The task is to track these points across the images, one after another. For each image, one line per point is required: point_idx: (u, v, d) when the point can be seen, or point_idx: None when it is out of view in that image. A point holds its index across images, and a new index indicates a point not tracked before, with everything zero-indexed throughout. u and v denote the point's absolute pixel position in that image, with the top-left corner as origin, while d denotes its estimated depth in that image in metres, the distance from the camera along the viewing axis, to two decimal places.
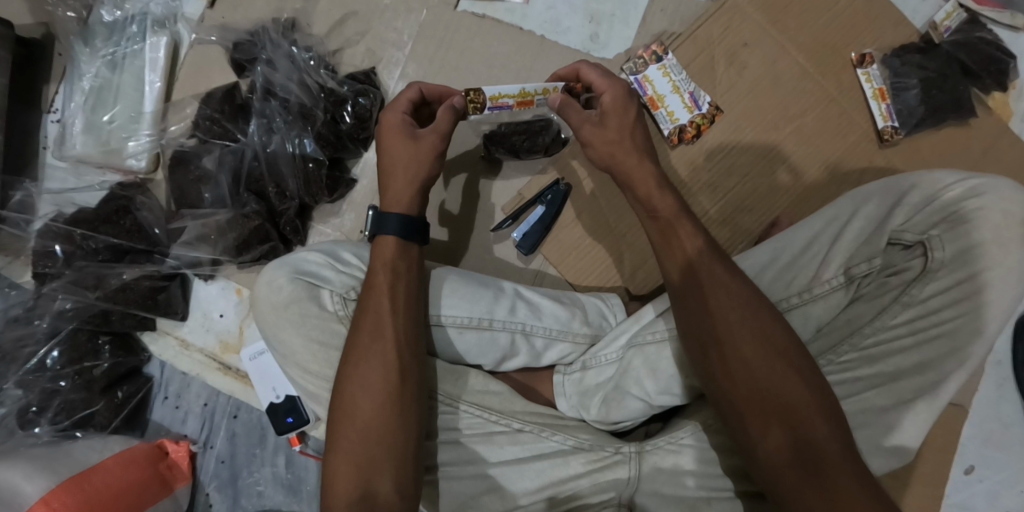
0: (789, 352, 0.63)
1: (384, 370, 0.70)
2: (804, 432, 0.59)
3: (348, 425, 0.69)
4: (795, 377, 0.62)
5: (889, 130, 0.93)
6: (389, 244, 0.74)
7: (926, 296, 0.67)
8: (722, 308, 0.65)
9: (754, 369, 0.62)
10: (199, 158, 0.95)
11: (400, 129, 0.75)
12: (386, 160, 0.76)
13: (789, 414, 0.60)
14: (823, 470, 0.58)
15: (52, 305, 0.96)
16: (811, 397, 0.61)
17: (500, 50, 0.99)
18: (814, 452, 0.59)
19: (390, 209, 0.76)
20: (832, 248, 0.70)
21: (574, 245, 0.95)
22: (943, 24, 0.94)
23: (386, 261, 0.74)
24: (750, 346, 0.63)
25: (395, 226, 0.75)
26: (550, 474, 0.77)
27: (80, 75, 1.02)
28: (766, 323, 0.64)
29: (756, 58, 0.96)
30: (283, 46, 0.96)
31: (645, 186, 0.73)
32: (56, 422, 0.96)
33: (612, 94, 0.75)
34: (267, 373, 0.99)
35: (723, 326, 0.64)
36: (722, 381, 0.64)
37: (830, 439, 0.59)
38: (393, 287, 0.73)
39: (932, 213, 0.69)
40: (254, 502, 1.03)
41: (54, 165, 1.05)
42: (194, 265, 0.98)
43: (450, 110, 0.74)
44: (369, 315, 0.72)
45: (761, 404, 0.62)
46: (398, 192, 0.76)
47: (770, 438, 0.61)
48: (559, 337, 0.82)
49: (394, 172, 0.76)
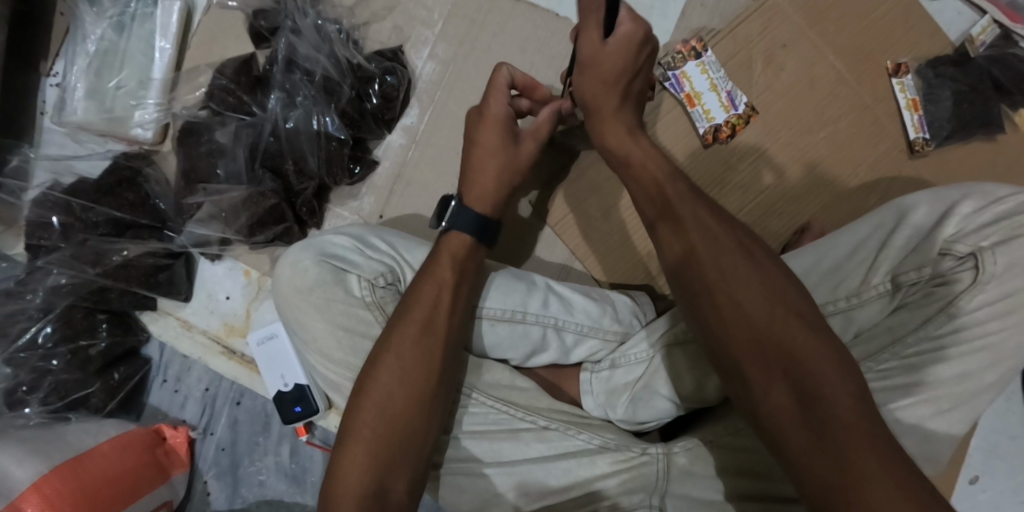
0: (818, 331, 0.56)
1: (422, 378, 0.66)
2: (833, 415, 0.52)
3: (377, 437, 0.64)
4: (804, 331, 0.56)
5: (920, 141, 0.92)
6: (461, 239, 0.71)
7: (974, 308, 0.65)
8: (711, 250, 0.62)
9: (771, 318, 0.57)
10: (212, 131, 0.90)
11: (501, 122, 0.74)
12: (476, 151, 0.74)
13: (817, 396, 0.53)
14: (832, 429, 0.51)
15: (46, 279, 0.90)
16: (847, 381, 0.53)
17: (534, 35, 0.95)
18: (822, 401, 0.52)
19: (472, 206, 0.72)
20: (879, 254, 0.69)
21: (603, 240, 0.92)
22: (979, 38, 0.94)
23: (453, 257, 0.70)
24: (754, 287, 0.59)
25: (471, 226, 0.71)
26: (577, 473, 0.75)
27: (83, 37, 0.96)
28: (765, 274, 0.59)
29: (795, 60, 0.94)
30: (309, 16, 0.91)
31: (604, 112, 0.73)
32: (47, 403, 0.91)
33: (631, 26, 0.70)
34: (275, 360, 0.92)
35: (726, 268, 0.60)
36: (739, 365, 0.57)
37: (864, 427, 0.51)
38: (443, 287, 0.69)
39: (985, 223, 0.67)
40: (255, 492, 0.99)
41: (53, 129, 1.00)
42: (201, 243, 0.94)
43: (554, 114, 0.76)
44: (414, 321, 0.68)
45: (784, 386, 0.54)
46: (486, 191, 0.73)
47: (773, 395, 0.55)
48: (590, 333, 0.80)
49: (484, 168, 0.73)
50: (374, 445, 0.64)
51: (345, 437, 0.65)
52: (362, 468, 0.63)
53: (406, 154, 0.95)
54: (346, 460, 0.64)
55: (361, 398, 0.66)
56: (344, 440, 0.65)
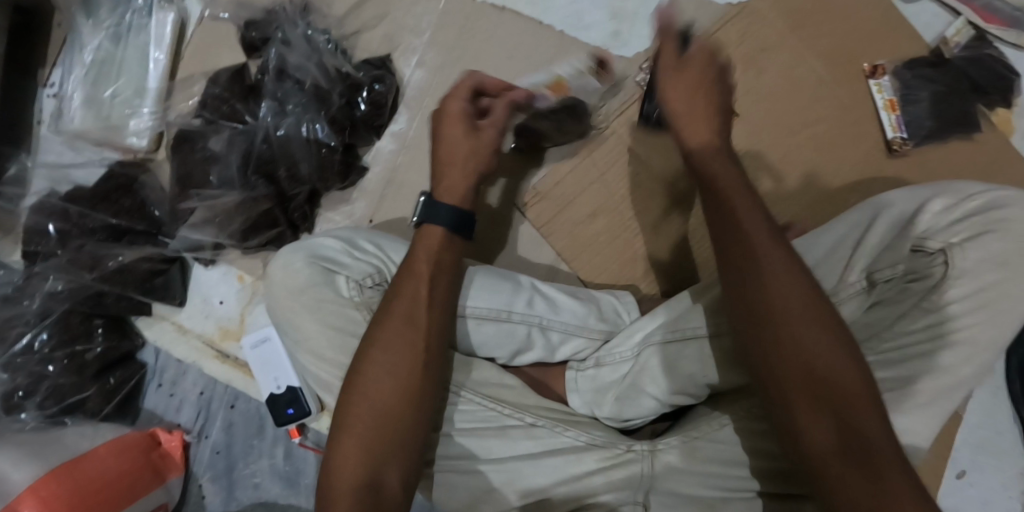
0: (858, 364, 0.57)
1: (409, 372, 0.68)
2: (874, 452, 0.53)
3: (367, 431, 0.66)
4: (850, 365, 0.57)
5: (898, 140, 0.94)
6: (435, 234, 0.72)
7: (948, 303, 0.67)
8: (777, 275, 0.60)
9: (824, 352, 0.57)
10: (206, 138, 0.92)
11: (461, 118, 0.74)
12: (442, 150, 0.74)
13: (859, 433, 0.54)
14: (872, 465, 0.53)
15: (43, 285, 0.92)
16: (882, 420, 0.55)
17: (520, 41, 0.97)
18: (864, 438, 0.54)
19: (445, 200, 0.73)
20: (855, 251, 0.70)
21: (589, 241, 0.95)
22: (953, 39, 0.97)
23: (431, 253, 0.71)
24: (811, 318, 0.58)
25: (446, 220, 0.72)
26: (564, 470, 0.75)
27: (82, 47, 0.99)
28: (820, 303, 0.59)
29: (775, 64, 0.96)
30: (300, 26, 0.94)
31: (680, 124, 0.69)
32: (44, 408, 0.92)
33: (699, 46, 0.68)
34: (268, 363, 0.94)
35: (785, 297, 0.60)
36: (781, 392, 0.58)
37: (899, 462, 0.54)
38: (422, 282, 0.70)
39: (954, 221, 0.69)
40: (250, 494, 1.00)
41: (50, 138, 1.01)
42: (195, 247, 0.96)
43: (510, 104, 0.76)
44: (396, 316, 0.69)
45: (827, 418, 0.56)
46: (455, 184, 0.73)
47: (819, 428, 0.56)
48: (576, 332, 0.82)
49: (452, 164, 0.73)
50: (365, 439, 0.66)
51: (338, 434, 0.67)
52: (355, 465, 0.64)
53: (396, 159, 0.97)
54: (340, 455, 0.65)
55: (352, 395, 0.68)
56: (338, 436, 0.67)
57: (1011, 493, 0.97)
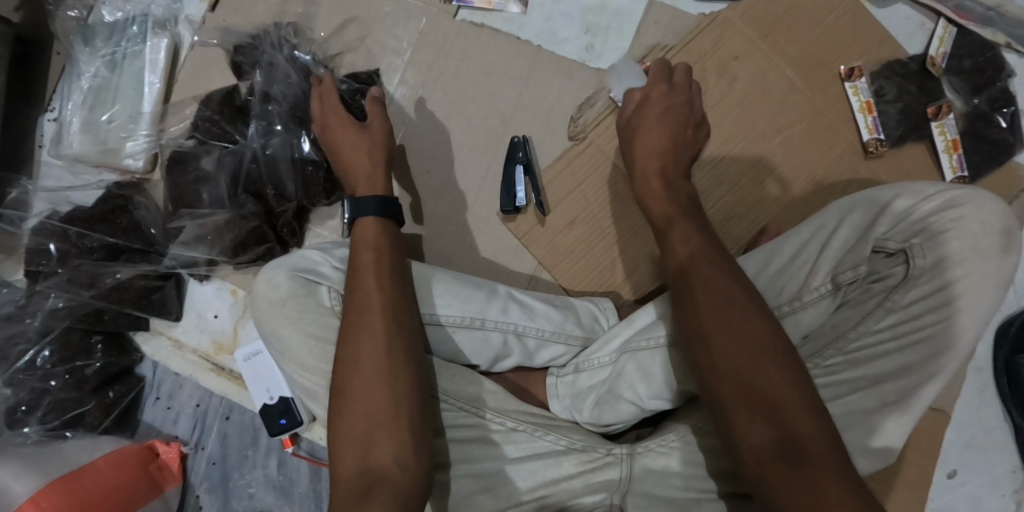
0: (792, 371, 0.60)
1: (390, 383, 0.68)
2: (806, 451, 0.56)
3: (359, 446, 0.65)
4: (779, 370, 0.60)
5: (874, 142, 0.95)
6: (370, 225, 0.77)
7: (909, 302, 0.69)
8: (708, 299, 0.66)
9: (757, 362, 0.61)
10: (199, 160, 0.96)
11: (346, 124, 0.84)
12: (343, 156, 0.83)
13: (791, 434, 0.57)
14: (805, 462, 0.55)
15: (44, 303, 0.96)
16: (819, 423, 0.57)
17: (498, 59, 1.02)
18: (797, 439, 0.56)
19: (359, 192, 0.81)
20: (819, 256, 0.72)
21: (567, 250, 0.97)
22: (939, 51, 0.97)
23: (375, 254, 0.75)
24: (740, 334, 0.63)
25: (373, 208, 0.78)
26: (544, 473, 0.77)
27: (80, 74, 1.04)
28: (747, 319, 0.63)
29: (747, 72, 0.98)
30: (285, 49, 0.98)
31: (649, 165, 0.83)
32: (46, 422, 0.96)
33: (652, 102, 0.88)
34: (261, 374, 0.96)
35: (722, 317, 0.64)
36: (721, 400, 0.62)
37: (831, 461, 0.55)
38: (372, 291, 0.72)
39: (918, 219, 0.71)
40: (245, 504, 1.03)
41: (50, 163, 1.06)
42: (190, 264, 0.98)
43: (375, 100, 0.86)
44: (362, 332, 0.70)
45: (760, 421, 0.59)
46: (362, 175, 0.82)
47: (754, 433, 0.59)
48: (552, 338, 0.84)
49: (355, 164, 0.82)
50: (358, 453, 0.65)
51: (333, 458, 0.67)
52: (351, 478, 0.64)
53: None
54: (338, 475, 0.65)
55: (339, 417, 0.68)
56: (334, 459, 0.66)
57: (1004, 492, 0.97)
